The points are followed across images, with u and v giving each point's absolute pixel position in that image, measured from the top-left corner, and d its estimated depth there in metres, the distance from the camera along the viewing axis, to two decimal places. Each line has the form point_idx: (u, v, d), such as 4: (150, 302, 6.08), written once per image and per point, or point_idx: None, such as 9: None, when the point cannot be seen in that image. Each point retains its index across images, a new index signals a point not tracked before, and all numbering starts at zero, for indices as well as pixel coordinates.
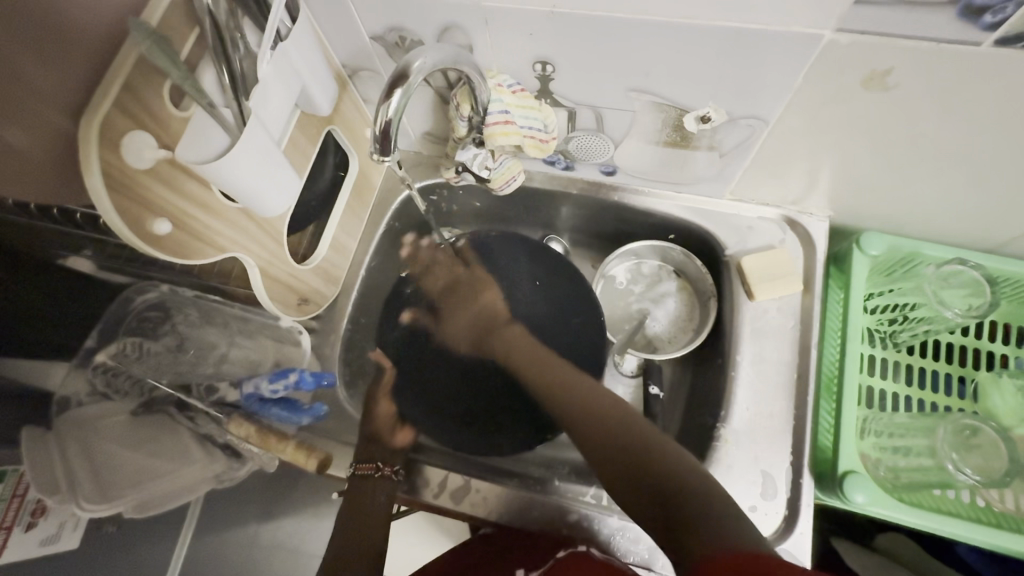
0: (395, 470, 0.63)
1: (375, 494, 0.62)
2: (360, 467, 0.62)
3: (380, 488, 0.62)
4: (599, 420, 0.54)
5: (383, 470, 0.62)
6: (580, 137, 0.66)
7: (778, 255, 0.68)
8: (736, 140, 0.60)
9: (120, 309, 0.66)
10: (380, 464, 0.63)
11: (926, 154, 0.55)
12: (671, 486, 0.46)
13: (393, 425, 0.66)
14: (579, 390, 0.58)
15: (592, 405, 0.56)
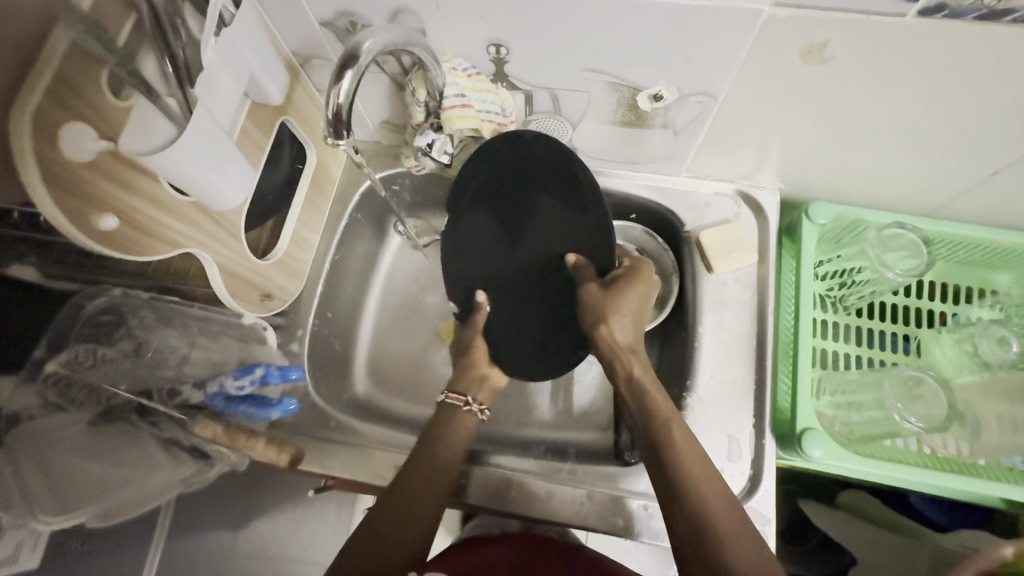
0: (482, 408, 0.65)
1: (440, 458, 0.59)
2: (449, 398, 0.65)
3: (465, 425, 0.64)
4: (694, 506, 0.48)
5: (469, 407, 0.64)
6: (539, 119, 0.66)
7: (733, 229, 0.71)
8: (688, 117, 0.61)
9: (70, 315, 0.62)
10: (470, 400, 0.65)
11: (866, 124, 0.57)
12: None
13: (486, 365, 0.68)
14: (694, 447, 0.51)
15: (687, 473, 0.50)
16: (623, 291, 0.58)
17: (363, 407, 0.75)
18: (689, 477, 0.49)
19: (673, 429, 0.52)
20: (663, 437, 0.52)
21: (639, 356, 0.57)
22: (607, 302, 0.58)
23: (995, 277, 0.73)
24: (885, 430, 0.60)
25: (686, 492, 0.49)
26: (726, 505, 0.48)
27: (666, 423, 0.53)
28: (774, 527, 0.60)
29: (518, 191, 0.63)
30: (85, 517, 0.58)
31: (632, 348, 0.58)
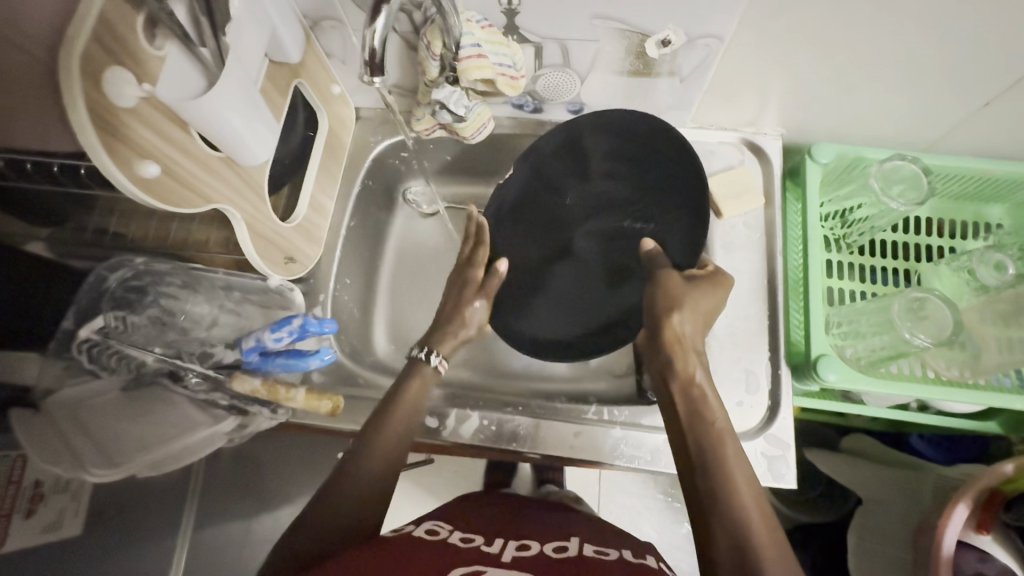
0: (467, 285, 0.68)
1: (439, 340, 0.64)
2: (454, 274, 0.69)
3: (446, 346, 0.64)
4: (728, 511, 0.46)
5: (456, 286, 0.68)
6: (547, 74, 0.67)
7: (739, 173, 0.73)
8: (695, 62, 0.63)
9: (95, 287, 0.63)
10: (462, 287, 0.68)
11: (865, 60, 0.60)
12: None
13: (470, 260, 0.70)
14: (737, 452, 0.49)
15: (724, 478, 0.48)
16: (702, 292, 0.58)
17: (386, 369, 0.76)
18: (734, 494, 0.47)
19: (724, 441, 0.50)
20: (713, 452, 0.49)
21: (700, 361, 0.54)
22: (686, 294, 0.57)
23: (988, 211, 0.76)
24: (894, 351, 0.63)
25: (726, 508, 0.46)
26: (763, 515, 0.46)
27: (718, 440, 0.50)
28: (794, 452, 0.63)
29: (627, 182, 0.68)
30: (133, 469, 0.61)
31: (697, 355, 0.55)
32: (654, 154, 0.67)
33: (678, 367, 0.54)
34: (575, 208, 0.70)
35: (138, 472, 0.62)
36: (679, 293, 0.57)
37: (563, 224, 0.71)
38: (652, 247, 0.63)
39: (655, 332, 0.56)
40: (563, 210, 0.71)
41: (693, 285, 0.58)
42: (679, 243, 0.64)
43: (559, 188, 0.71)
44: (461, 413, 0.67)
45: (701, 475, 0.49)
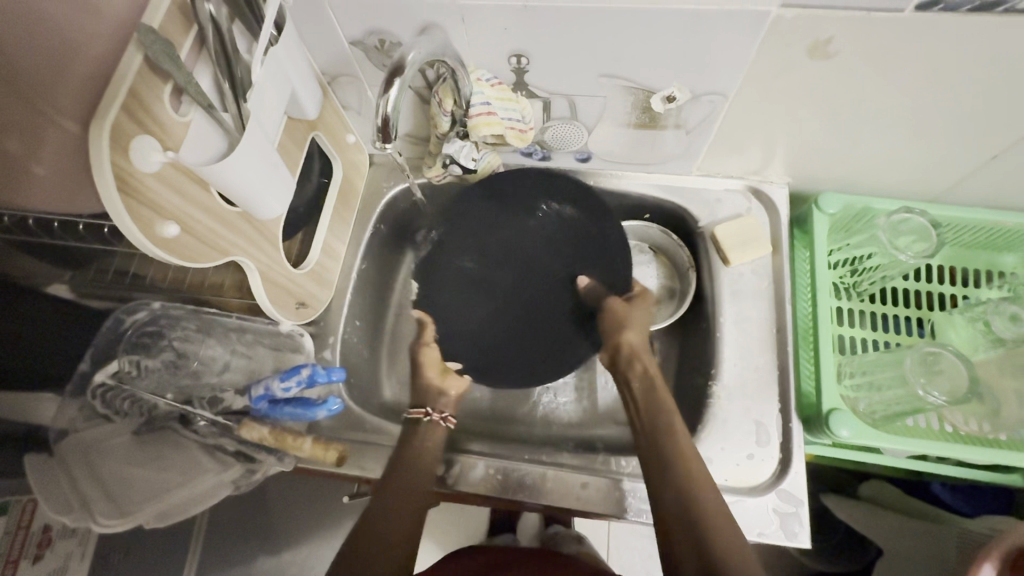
0: (444, 416, 0.66)
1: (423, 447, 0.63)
2: (412, 413, 0.66)
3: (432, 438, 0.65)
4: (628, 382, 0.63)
5: (431, 416, 0.65)
6: (555, 126, 0.69)
7: (747, 222, 0.73)
8: (700, 115, 0.64)
9: (114, 330, 0.64)
10: (431, 411, 0.66)
11: (866, 114, 0.60)
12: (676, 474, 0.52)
13: (444, 373, 0.71)
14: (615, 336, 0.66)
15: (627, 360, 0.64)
16: (631, 293, 0.70)
17: (394, 413, 0.76)
18: (643, 396, 0.60)
19: (641, 371, 0.63)
20: (665, 440, 0.55)
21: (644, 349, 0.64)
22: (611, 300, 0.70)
23: (1002, 258, 0.75)
24: (909, 405, 0.61)
25: (638, 404, 0.60)
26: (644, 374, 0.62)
27: (673, 439, 0.55)
28: (808, 508, 0.62)
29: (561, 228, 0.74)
30: (142, 520, 0.58)
31: (645, 344, 0.65)
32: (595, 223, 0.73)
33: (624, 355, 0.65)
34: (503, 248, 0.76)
35: (146, 522, 0.59)
36: (625, 306, 0.68)
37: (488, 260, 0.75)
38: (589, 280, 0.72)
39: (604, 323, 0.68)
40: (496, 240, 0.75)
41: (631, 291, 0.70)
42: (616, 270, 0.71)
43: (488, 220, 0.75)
44: (466, 461, 0.66)
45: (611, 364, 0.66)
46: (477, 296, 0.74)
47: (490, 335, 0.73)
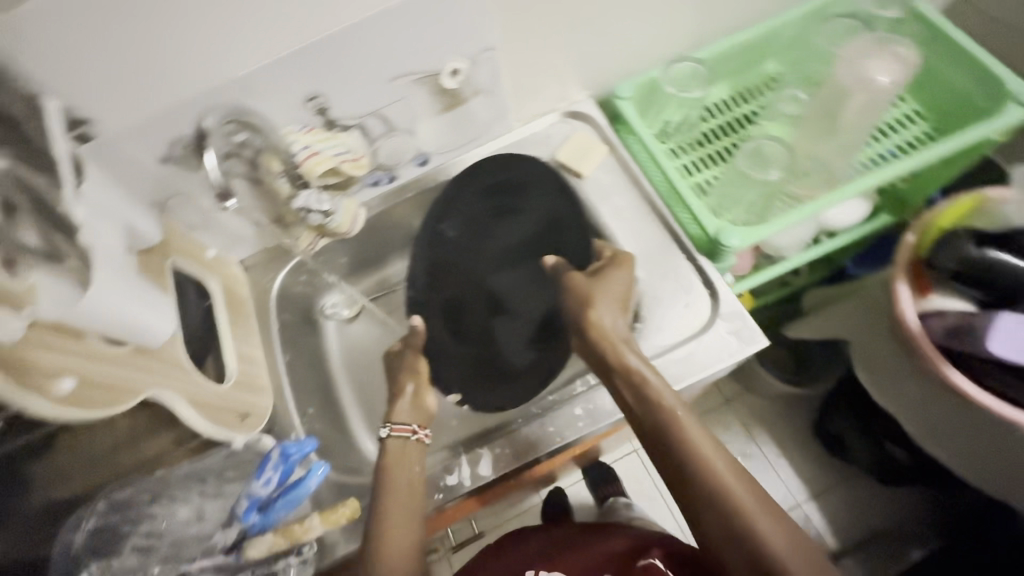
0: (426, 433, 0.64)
1: (402, 455, 0.62)
2: (393, 434, 0.62)
3: (415, 457, 0.62)
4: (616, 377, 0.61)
5: (418, 434, 0.63)
6: (383, 144, 0.76)
7: (577, 139, 0.83)
8: (490, 75, 0.73)
9: (64, 561, 0.55)
10: (415, 430, 0.63)
11: (606, 9, 0.71)
12: (693, 462, 0.51)
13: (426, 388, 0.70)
14: (597, 336, 0.63)
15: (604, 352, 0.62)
16: (606, 280, 0.67)
17: None
18: (637, 388, 0.59)
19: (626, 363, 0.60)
20: (677, 441, 0.53)
21: (627, 346, 0.61)
22: (593, 289, 0.67)
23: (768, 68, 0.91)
24: None
25: (636, 396, 0.58)
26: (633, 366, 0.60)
27: (688, 434, 0.53)
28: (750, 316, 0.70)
29: (521, 226, 0.80)
30: None
31: (621, 342, 0.62)
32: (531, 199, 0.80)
33: (612, 360, 0.61)
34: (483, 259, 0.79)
35: None
36: (592, 292, 0.66)
37: (473, 280, 0.79)
38: (553, 260, 0.73)
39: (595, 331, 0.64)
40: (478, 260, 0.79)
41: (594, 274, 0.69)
42: (575, 253, 0.75)
43: (466, 234, 0.80)
44: (472, 457, 0.67)
45: (597, 365, 0.63)
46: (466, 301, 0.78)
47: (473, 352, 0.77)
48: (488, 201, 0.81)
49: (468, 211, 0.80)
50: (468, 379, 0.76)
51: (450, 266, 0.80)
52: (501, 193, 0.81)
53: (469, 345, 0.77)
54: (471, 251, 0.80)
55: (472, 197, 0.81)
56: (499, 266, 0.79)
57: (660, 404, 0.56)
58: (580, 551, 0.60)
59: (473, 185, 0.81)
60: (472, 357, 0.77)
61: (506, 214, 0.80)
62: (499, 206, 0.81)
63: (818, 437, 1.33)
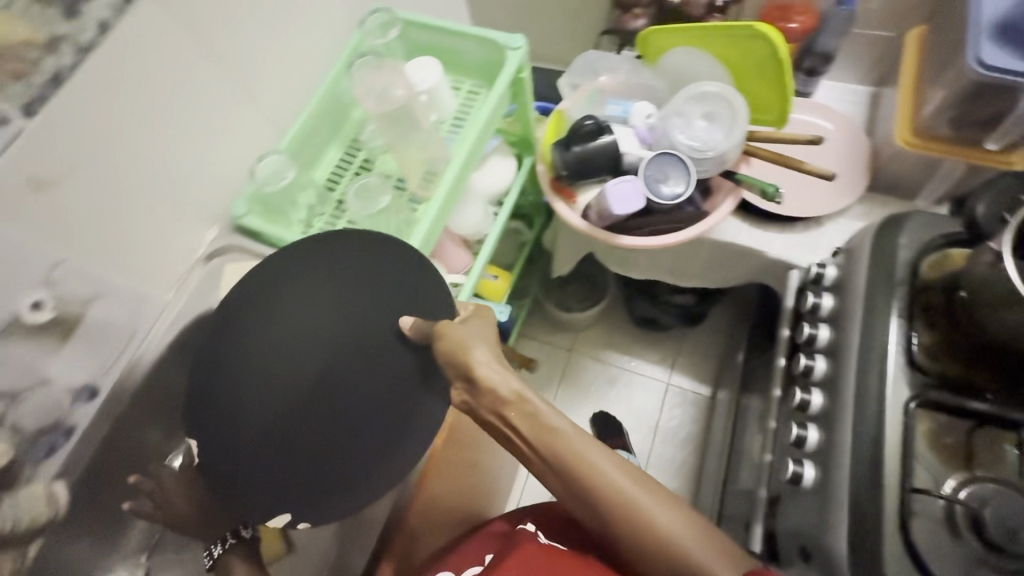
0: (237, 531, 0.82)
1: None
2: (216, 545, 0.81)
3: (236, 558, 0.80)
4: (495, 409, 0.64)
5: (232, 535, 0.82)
6: (17, 418, 0.65)
7: (228, 276, 0.84)
8: (81, 282, 0.68)
9: None
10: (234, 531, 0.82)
11: (147, 162, 0.72)
12: (596, 480, 0.63)
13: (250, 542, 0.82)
14: (449, 357, 0.61)
15: (485, 391, 0.63)
16: (469, 325, 0.65)
17: None
18: (523, 416, 0.64)
19: (503, 398, 0.63)
20: (577, 462, 0.63)
21: (486, 368, 0.62)
22: (455, 337, 0.61)
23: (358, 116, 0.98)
24: None
25: (526, 421, 0.64)
26: (512, 397, 0.63)
27: (585, 454, 0.63)
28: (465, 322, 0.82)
29: (307, 304, 0.61)
30: None
31: (479, 366, 0.62)
32: (341, 270, 0.63)
33: (499, 393, 0.63)
34: (246, 396, 0.58)
35: None
36: (457, 342, 0.61)
37: (243, 419, 0.57)
38: (411, 322, 0.62)
39: (473, 372, 0.61)
40: (249, 403, 0.57)
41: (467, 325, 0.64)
42: (434, 306, 0.65)
43: (217, 367, 0.59)
44: None
45: (473, 404, 0.66)
46: (229, 418, 0.57)
47: (290, 469, 0.56)
48: (245, 298, 0.62)
49: (202, 356, 0.61)
50: (274, 500, 0.56)
51: (249, 405, 0.57)
52: (308, 278, 0.62)
53: (265, 471, 0.56)
54: (238, 380, 0.58)
55: (231, 319, 0.62)
56: (313, 366, 0.59)
57: (547, 426, 0.64)
58: (460, 556, 0.85)
59: (243, 293, 0.63)
60: (311, 462, 0.56)
61: (302, 283, 0.62)
62: (284, 300, 0.61)
63: (636, 308, 1.54)
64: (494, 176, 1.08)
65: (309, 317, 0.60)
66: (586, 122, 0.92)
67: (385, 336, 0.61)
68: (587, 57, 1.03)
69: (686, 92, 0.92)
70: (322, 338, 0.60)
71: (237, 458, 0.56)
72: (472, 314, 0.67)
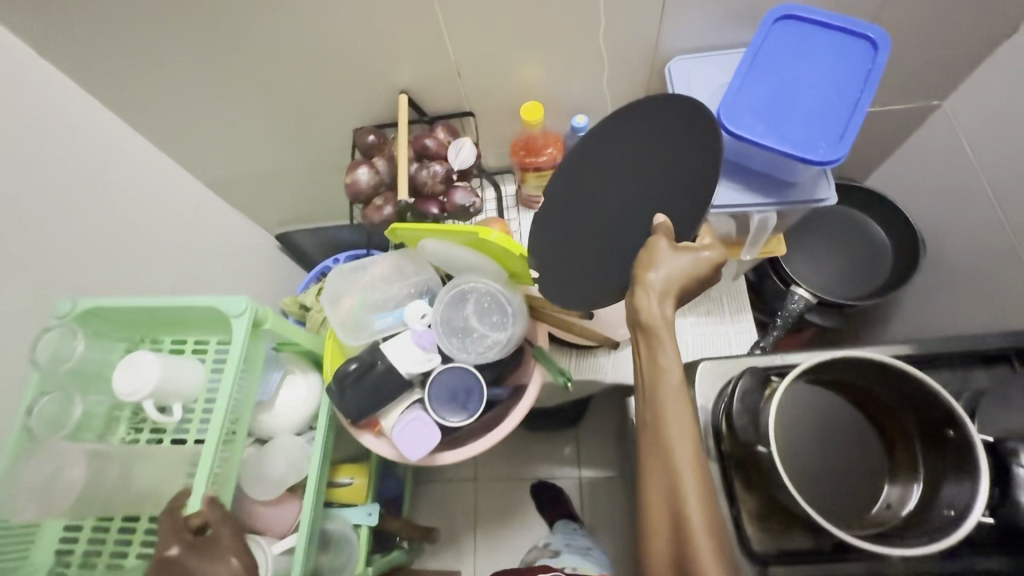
0: None
1: None
2: None
3: None
4: (648, 362, 0.63)
5: None
6: None
7: None
8: None
9: None
10: None
11: None
12: (673, 475, 0.58)
13: None
14: (640, 309, 0.63)
15: (657, 341, 0.62)
16: (678, 254, 0.64)
17: None
18: (658, 378, 0.61)
19: (660, 362, 0.61)
20: (661, 435, 0.60)
21: (661, 304, 0.62)
22: (659, 261, 0.64)
23: None
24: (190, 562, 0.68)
25: (660, 394, 0.61)
26: (675, 391, 0.60)
27: (672, 445, 0.59)
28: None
29: (625, 156, 0.79)
30: None
31: (650, 288, 0.63)
32: (664, 137, 0.75)
33: (639, 288, 0.64)
34: (614, 206, 0.78)
35: None
36: (652, 261, 0.64)
37: (603, 212, 0.79)
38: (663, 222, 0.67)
39: (648, 337, 0.63)
40: (609, 209, 0.78)
41: (679, 251, 0.64)
42: (693, 152, 0.70)
43: (593, 195, 0.80)
44: None
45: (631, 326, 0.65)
46: (598, 224, 0.78)
47: (585, 243, 0.79)
48: (629, 143, 0.79)
49: (360, 361, 0.82)
50: (574, 277, 0.78)
51: (587, 204, 0.81)
52: (651, 134, 0.77)
53: (591, 259, 0.77)
54: (600, 182, 0.81)
55: (631, 167, 0.78)
56: (613, 207, 0.78)
57: (676, 400, 0.60)
58: None
59: (625, 138, 0.80)
60: (603, 246, 0.76)
61: (615, 174, 0.80)
62: (634, 135, 0.79)
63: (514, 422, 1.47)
64: (290, 405, 0.97)
65: (631, 176, 0.77)
66: (350, 367, 0.81)
67: (675, 172, 0.72)
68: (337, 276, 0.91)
69: (451, 290, 0.86)
70: (632, 183, 0.76)
71: (550, 250, 0.81)
72: (718, 245, 0.65)
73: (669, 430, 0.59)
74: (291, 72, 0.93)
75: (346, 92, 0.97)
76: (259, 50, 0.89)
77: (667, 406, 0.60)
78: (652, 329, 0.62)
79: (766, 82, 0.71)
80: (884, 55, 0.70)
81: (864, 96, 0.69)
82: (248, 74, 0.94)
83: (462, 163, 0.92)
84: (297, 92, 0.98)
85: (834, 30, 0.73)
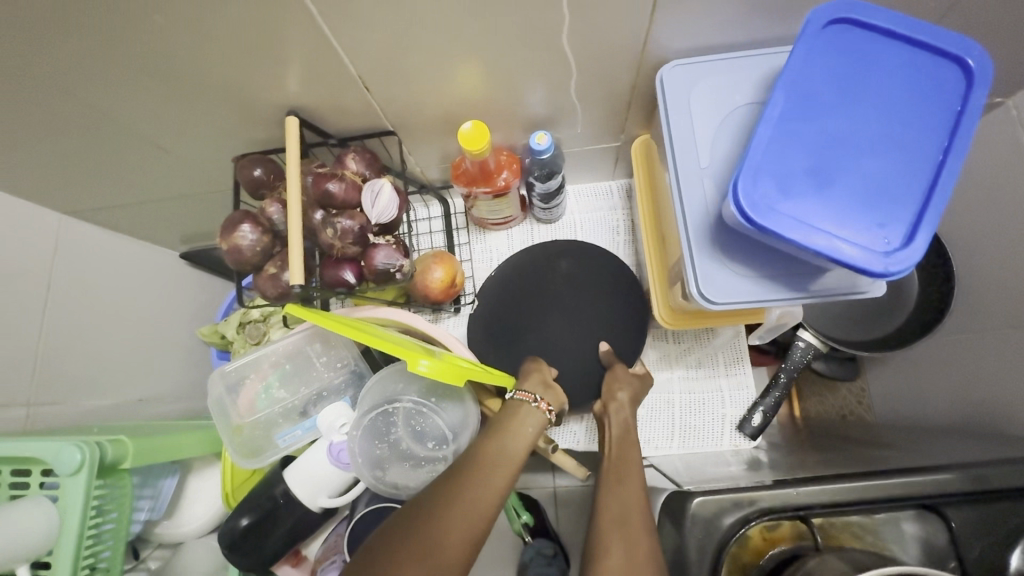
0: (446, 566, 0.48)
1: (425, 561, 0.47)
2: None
3: None
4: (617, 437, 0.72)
5: None
6: None
7: None
8: None
9: None
10: None
11: None
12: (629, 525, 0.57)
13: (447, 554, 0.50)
14: (610, 399, 0.77)
15: (621, 429, 0.73)
16: (627, 374, 0.80)
17: None
18: (624, 446, 0.70)
19: (627, 435, 0.72)
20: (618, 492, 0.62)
21: (619, 397, 0.77)
22: (616, 372, 0.80)
23: None
24: None
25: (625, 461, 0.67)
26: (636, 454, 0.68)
27: (629, 499, 0.61)
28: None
29: (559, 290, 0.90)
30: None
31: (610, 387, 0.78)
32: (587, 283, 0.89)
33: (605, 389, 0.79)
34: (551, 326, 0.88)
35: None
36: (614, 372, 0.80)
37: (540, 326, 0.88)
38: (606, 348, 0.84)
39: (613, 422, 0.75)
40: (546, 323, 0.88)
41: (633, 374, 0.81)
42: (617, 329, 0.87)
43: (537, 305, 0.89)
44: None
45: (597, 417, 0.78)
46: (536, 334, 0.88)
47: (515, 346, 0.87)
48: (563, 272, 0.90)
49: (252, 511, 0.65)
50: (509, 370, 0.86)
51: (524, 307, 0.89)
52: (581, 279, 0.90)
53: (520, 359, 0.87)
54: (541, 293, 0.89)
55: (552, 291, 0.89)
56: (541, 325, 0.88)
57: (634, 459, 0.67)
58: None
59: (562, 267, 0.90)
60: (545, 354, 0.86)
61: (551, 299, 0.89)
62: (569, 277, 0.90)
63: None
64: (196, 509, 0.80)
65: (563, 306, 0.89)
66: (244, 524, 0.64)
67: (601, 323, 0.88)
68: (214, 387, 0.68)
69: (370, 411, 0.65)
70: (567, 316, 0.88)
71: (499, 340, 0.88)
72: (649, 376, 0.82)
73: (628, 482, 0.63)
74: (129, 92, 0.65)
75: (216, 112, 0.70)
76: (67, 71, 0.59)
77: (632, 463, 0.66)
78: (612, 421, 0.75)
79: (805, 137, 0.49)
80: (980, 94, 0.47)
81: (949, 157, 0.47)
82: (68, 99, 0.64)
83: (382, 215, 0.71)
84: (148, 115, 0.70)
85: (905, 46, 0.49)
